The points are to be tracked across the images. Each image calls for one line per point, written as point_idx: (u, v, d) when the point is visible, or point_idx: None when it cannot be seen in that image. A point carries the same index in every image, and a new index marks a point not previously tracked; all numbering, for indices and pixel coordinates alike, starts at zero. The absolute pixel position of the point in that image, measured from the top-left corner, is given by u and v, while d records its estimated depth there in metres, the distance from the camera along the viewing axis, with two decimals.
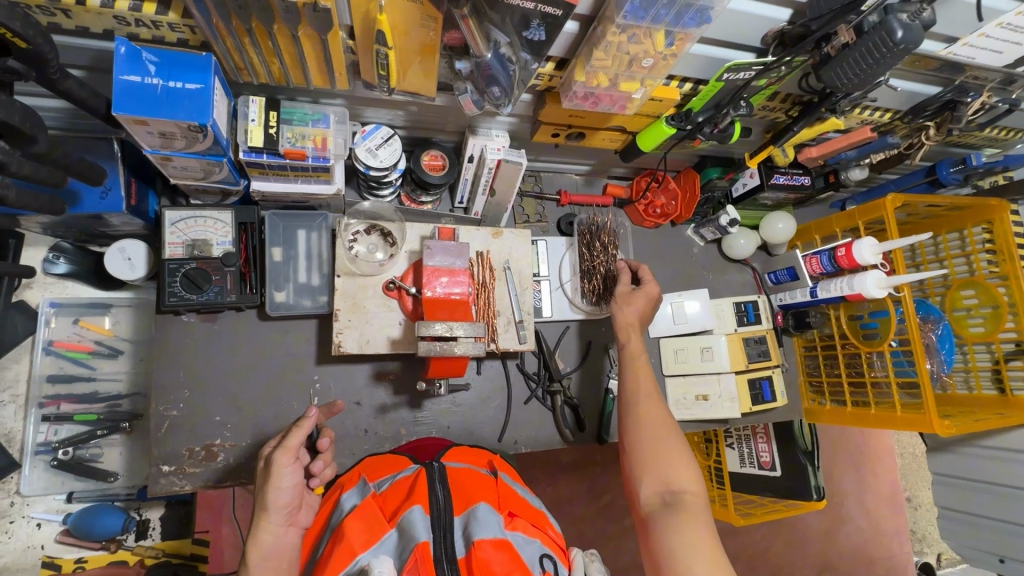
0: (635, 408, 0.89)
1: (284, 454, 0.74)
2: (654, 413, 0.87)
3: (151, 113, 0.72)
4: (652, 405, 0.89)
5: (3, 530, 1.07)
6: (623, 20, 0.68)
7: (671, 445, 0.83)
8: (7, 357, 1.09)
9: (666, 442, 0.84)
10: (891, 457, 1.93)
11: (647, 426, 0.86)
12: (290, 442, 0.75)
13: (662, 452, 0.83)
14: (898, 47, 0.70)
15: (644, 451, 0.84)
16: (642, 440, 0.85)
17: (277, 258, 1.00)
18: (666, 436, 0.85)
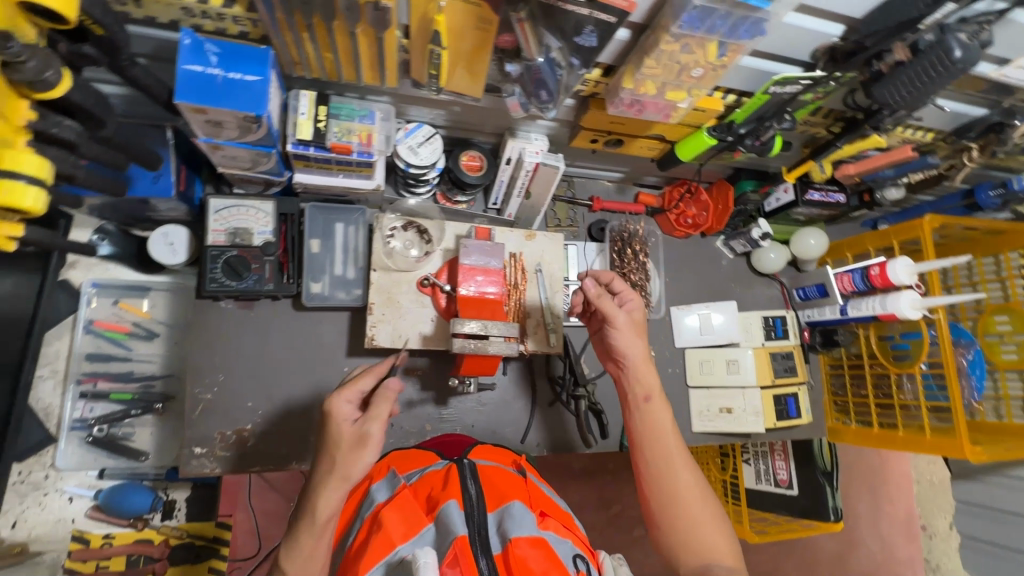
0: (667, 472, 0.81)
1: (378, 428, 0.70)
2: (688, 479, 0.81)
3: (211, 102, 0.74)
4: (683, 463, 0.83)
5: (38, 501, 1.09)
6: (679, 29, 0.69)
7: (710, 512, 0.79)
8: (48, 333, 1.11)
9: (706, 509, 0.79)
10: (908, 485, 1.85)
11: (682, 494, 0.80)
12: (382, 416, 0.71)
13: (701, 525, 0.78)
14: (956, 66, 0.71)
15: (684, 523, 0.78)
16: (677, 507, 0.79)
17: (315, 249, 1.02)
18: (703, 503, 0.80)
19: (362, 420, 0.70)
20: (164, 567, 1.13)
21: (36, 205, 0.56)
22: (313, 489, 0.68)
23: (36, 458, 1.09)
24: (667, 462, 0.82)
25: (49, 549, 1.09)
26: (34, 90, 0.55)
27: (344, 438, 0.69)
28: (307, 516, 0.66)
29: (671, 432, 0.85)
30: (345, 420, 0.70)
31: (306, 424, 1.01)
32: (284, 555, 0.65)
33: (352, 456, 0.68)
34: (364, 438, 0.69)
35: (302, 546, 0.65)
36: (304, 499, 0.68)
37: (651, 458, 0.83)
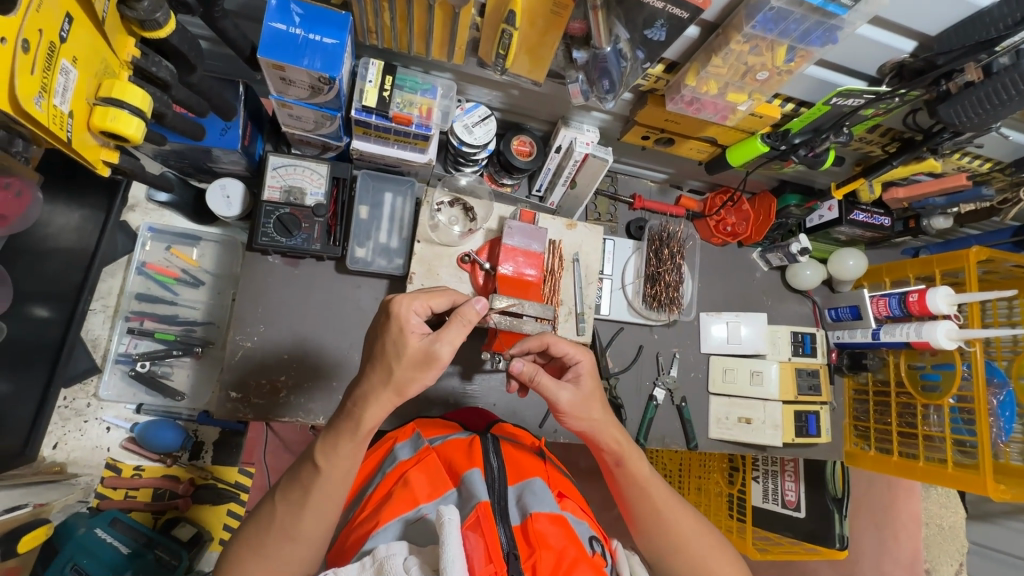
0: (658, 522, 0.78)
1: (448, 350, 0.67)
2: (683, 523, 0.78)
3: (290, 60, 0.78)
4: (675, 507, 0.79)
5: (78, 427, 1.17)
6: (751, 29, 0.71)
7: (709, 542, 0.79)
8: (105, 270, 1.21)
9: (705, 544, 0.78)
10: (916, 526, 1.78)
11: (678, 538, 0.78)
12: (452, 339, 0.68)
13: (708, 560, 0.77)
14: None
15: (684, 563, 0.77)
16: (679, 551, 0.77)
17: (362, 215, 1.06)
18: (700, 539, 0.78)
19: (430, 338, 0.67)
20: (186, 504, 1.17)
21: (137, 133, 0.67)
22: (363, 398, 0.67)
23: (81, 386, 1.18)
24: (656, 514, 0.78)
25: (86, 473, 1.16)
26: (142, 28, 0.66)
27: (409, 352, 0.67)
28: (352, 420, 0.67)
29: (652, 483, 0.80)
30: (413, 335, 0.68)
31: (335, 382, 1.04)
32: (320, 453, 0.67)
33: (412, 377, 0.67)
34: (430, 358, 0.67)
35: (339, 452, 0.66)
36: (353, 405, 0.68)
37: (638, 515, 0.80)
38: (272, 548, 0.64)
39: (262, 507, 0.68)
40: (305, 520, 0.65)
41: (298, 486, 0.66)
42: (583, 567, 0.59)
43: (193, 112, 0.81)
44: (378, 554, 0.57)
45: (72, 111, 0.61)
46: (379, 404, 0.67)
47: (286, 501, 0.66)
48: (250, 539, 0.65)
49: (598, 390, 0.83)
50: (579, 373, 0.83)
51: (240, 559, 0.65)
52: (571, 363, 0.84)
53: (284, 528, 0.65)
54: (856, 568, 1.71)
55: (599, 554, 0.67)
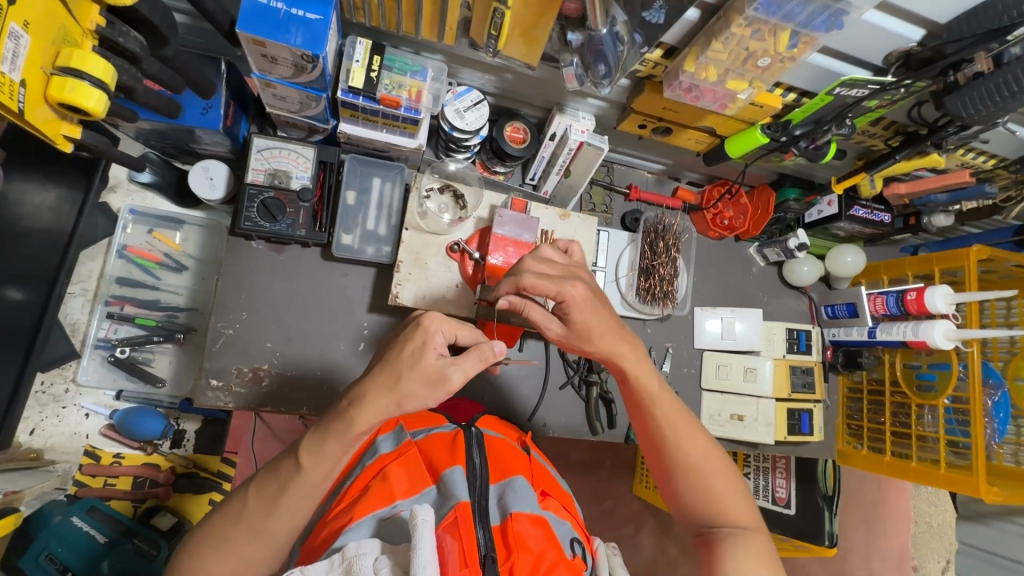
0: (666, 444, 0.75)
1: (460, 378, 0.62)
2: (691, 445, 0.75)
3: (271, 35, 0.74)
4: (685, 427, 0.76)
5: (56, 413, 1.15)
6: (753, 12, 0.68)
7: (720, 473, 0.75)
8: (84, 253, 1.18)
9: (713, 468, 0.74)
10: (905, 524, 1.78)
11: (687, 461, 0.74)
12: (468, 368, 0.63)
13: (716, 486, 0.74)
14: None
15: (688, 484, 0.74)
16: (685, 473, 0.74)
17: (349, 201, 1.03)
18: (708, 463, 0.75)
19: (448, 361, 0.62)
20: (167, 493, 1.15)
21: (97, 106, 0.64)
22: (361, 398, 0.61)
23: (59, 371, 1.16)
24: (664, 436, 0.75)
25: (63, 460, 1.14)
26: None
27: (422, 365, 0.61)
28: (343, 420, 0.62)
29: (663, 402, 0.76)
30: (432, 351, 0.62)
31: (320, 372, 1.02)
32: (305, 448, 0.63)
33: (419, 390, 0.61)
34: (440, 379, 0.61)
35: (325, 451, 0.62)
36: (347, 403, 0.62)
37: (646, 433, 0.77)
38: (235, 544, 0.62)
39: (234, 496, 0.66)
40: (273, 521, 0.63)
41: (273, 483, 0.63)
42: (561, 572, 0.57)
43: (168, 88, 0.78)
44: (348, 552, 0.55)
45: (25, 80, 0.59)
46: (378, 409, 0.61)
47: (259, 496, 0.64)
48: (213, 530, 0.63)
49: (598, 315, 0.73)
50: (564, 309, 0.72)
51: (202, 550, 0.63)
52: (557, 299, 0.71)
53: (251, 524, 0.63)
54: (844, 565, 1.71)
55: (579, 557, 0.65)
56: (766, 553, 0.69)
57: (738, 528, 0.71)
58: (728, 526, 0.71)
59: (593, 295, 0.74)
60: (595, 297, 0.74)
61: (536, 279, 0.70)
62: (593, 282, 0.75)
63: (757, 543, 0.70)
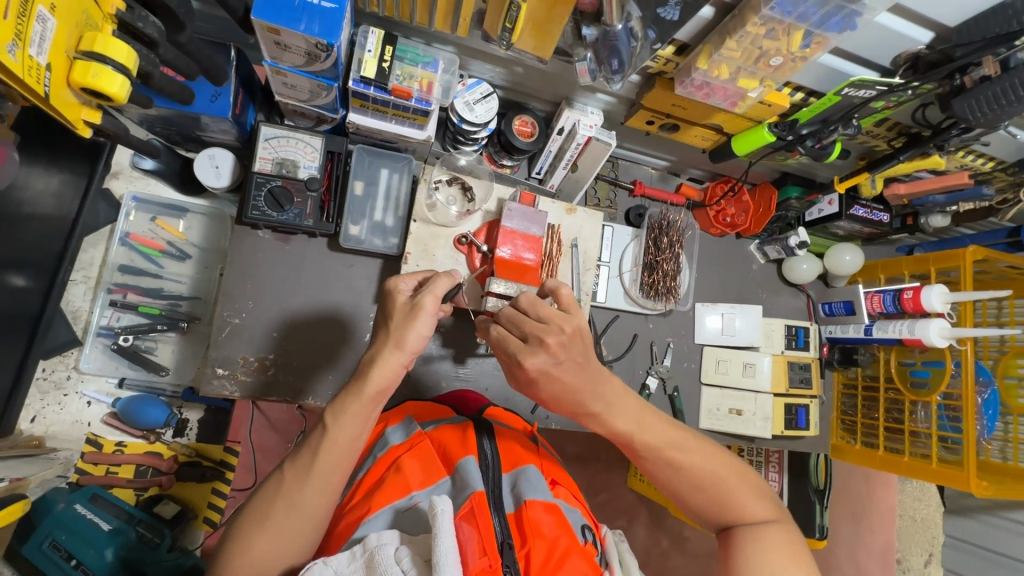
0: (665, 474, 0.74)
1: (431, 300, 0.67)
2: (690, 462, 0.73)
3: (286, 23, 0.74)
4: (680, 448, 0.74)
5: (57, 400, 1.14)
6: (769, 11, 0.69)
7: (724, 477, 0.74)
8: (86, 239, 1.18)
9: (718, 474, 0.74)
10: (890, 518, 1.82)
11: (691, 478, 0.74)
12: (437, 290, 0.68)
13: (725, 488, 0.73)
14: None
15: (698, 496, 0.74)
16: (691, 484, 0.74)
17: (357, 191, 1.02)
18: (713, 471, 0.74)
19: (416, 295, 0.69)
20: (170, 482, 1.16)
21: (121, 92, 0.64)
22: (371, 356, 0.66)
23: (61, 358, 1.15)
24: (662, 468, 0.74)
25: (65, 447, 1.14)
26: None
27: (393, 306, 0.69)
28: (359, 377, 0.66)
29: (650, 430, 0.74)
30: (401, 294, 0.70)
31: (325, 362, 1.02)
32: (329, 414, 0.65)
33: (407, 326, 0.66)
34: (415, 308, 0.67)
35: (348, 413, 0.65)
36: (361, 368, 0.67)
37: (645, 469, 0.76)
38: (275, 520, 0.62)
39: (270, 477, 0.66)
40: (310, 488, 0.63)
41: (306, 453, 0.65)
42: (574, 559, 0.59)
43: (182, 74, 0.78)
44: (368, 543, 0.56)
45: (50, 64, 0.59)
46: (392, 364, 0.65)
47: (294, 467, 0.64)
48: (255, 512, 0.63)
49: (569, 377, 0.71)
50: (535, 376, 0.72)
51: (244, 533, 0.62)
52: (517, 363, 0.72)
53: (288, 497, 0.63)
54: (831, 558, 1.75)
55: (590, 543, 0.66)
56: (788, 538, 0.70)
57: (757, 522, 0.72)
58: (746, 525, 0.72)
59: (558, 361, 0.70)
60: (560, 365, 0.70)
61: (500, 331, 0.74)
62: (561, 348, 0.69)
63: (776, 532, 0.70)
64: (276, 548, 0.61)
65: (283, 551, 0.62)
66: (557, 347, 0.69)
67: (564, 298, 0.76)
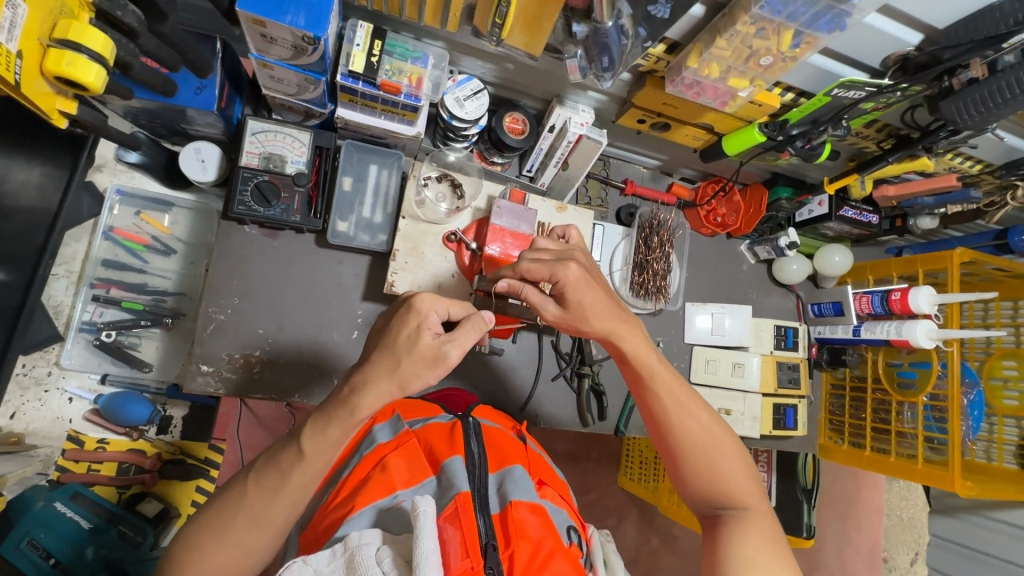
0: (672, 422, 0.74)
1: (457, 354, 0.63)
2: (697, 426, 0.74)
3: (272, 15, 0.73)
4: (692, 408, 0.75)
5: (37, 397, 1.12)
6: (759, 10, 0.68)
7: (723, 453, 0.74)
8: (69, 233, 1.15)
9: (721, 450, 0.74)
10: (876, 516, 1.84)
11: (692, 444, 0.74)
12: (463, 344, 0.64)
13: (724, 466, 0.73)
14: (1017, 98, 0.73)
15: (695, 467, 0.73)
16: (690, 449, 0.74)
17: (346, 187, 1.01)
18: (716, 445, 0.74)
19: (444, 339, 0.63)
20: (153, 480, 1.14)
21: (96, 82, 0.63)
22: (364, 383, 0.62)
23: (42, 354, 1.13)
24: (667, 413, 0.74)
25: (45, 445, 1.12)
26: None
27: (419, 349, 0.62)
28: (347, 407, 0.62)
29: (669, 380, 0.75)
30: (428, 332, 0.63)
31: (313, 360, 1.01)
32: (306, 436, 0.63)
33: (422, 372, 0.62)
34: (439, 359, 0.63)
35: (328, 435, 0.62)
36: (348, 387, 0.63)
37: (651, 411, 0.76)
38: (237, 531, 0.61)
39: (235, 482, 0.64)
40: (276, 506, 0.62)
41: (276, 470, 0.63)
42: (558, 561, 0.59)
43: (164, 65, 0.76)
44: (349, 543, 0.55)
45: (21, 52, 0.58)
46: (382, 393, 0.62)
47: (259, 483, 0.63)
48: (213, 521, 0.62)
49: (594, 294, 0.74)
50: (560, 290, 0.74)
51: (205, 540, 0.61)
52: (552, 281, 0.74)
53: (252, 512, 0.62)
54: (818, 556, 1.76)
55: (575, 545, 0.66)
56: (770, 531, 0.69)
57: (743, 508, 0.71)
58: (734, 507, 0.71)
59: (587, 277, 0.75)
60: (582, 282, 0.74)
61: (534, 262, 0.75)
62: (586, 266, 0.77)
63: (761, 522, 0.70)
64: (233, 558, 0.62)
65: (242, 560, 0.62)
66: (578, 268, 0.74)
67: (572, 237, 0.91)
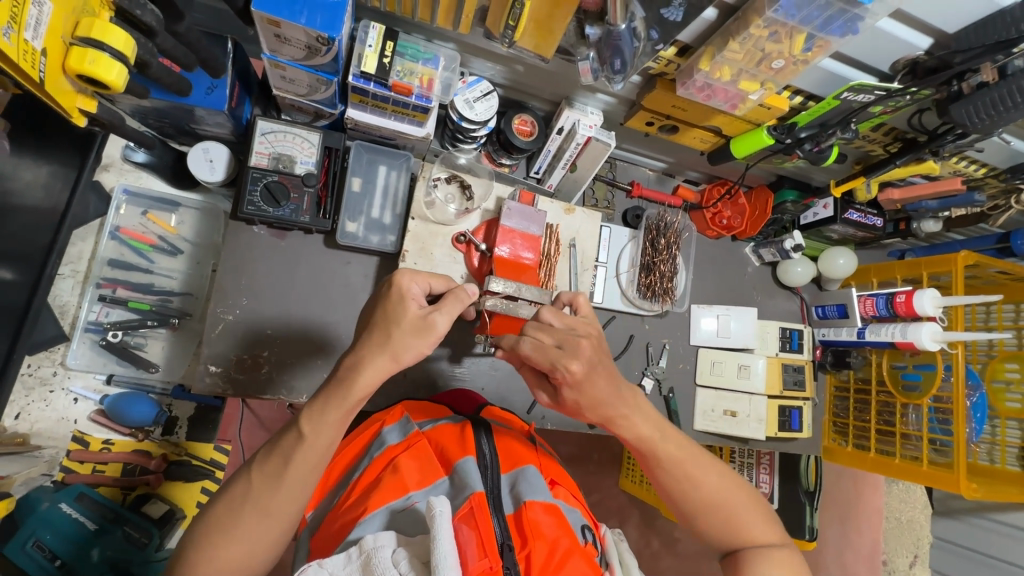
0: (683, 482, 0.73)
1: (445, 322, 0.67)
2: (705, 481, 0.73)
3: (286, 15, 0.73)
4: (697, 463, 0.73)
5: (42, 397, 1.12)
6: (773, 14, 0.69)
7: (733, 495, 0.73)
8: (76, 232, 1.16)
9: (732, 495, 0.73)
10: (876, 519, 1.84)
11: (705, 498, 0.73)
12: (450, 311, 0.68)
13: (739, 510, 0.73)
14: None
15: (714, 520, 0.73)
16: (705, 503, 0.73)
17: (355, 188, 1.01)
18: (726, 493, 0.73)
19: (429, 309, 0.67)
20: (158, 481, 1.13)
21: (118, 80, 0.63)
22: (358, 361, 0.64)
23: (47, 354, 1.12)
24: (678, 477, 0.72)
25: (50, 445, 1.11)
26: None
27: (407, 318, 0.66)
28: (343, 384, 0.64)
29: (671, 441, 0.73)
30: (413, 302, 0.68)
31: (321, 360, 1.00)
32: (305, 419, 0.64)
33: (412, 340, 0.65)
34: (427, 326, 0.67)
35: (326, 418, 0.63)
36: (343, 368, 0.65)
37: (660, 476, 0.74)
38: (244, 523, 0.60)
39: (236, 475, 0.64)
40: (281, 496, 0.62)
41: (277, 457, 0.63)
42: (575, 560, 0.59)
43: (179, 65, 0.77)
44: (365, 545, 0.55)
45: (45, 49, 0.59)
46: (378, 368, 0.65)
47: (262, 473, 0.62)
48: (218, 517, 0.61)
49: (598, 379, 0.70)
50: (561, 381, 0.70)
51: (208, 540, 0.60)
52: (553, 371, 0.70)
53: (258, 503, 0.61)
54: (820, 559, 1.76)
55: (590, 544, 0.66)
56: (791, 560, 0.71)
57: (762, 545, 0.72)
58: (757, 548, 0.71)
59: (593, 365, 0.69)
60: (596, 369, 0.69)
61: (534, 343, 0.71)
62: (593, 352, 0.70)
63: (783, 556, 0.71)
64: (243, 556, 0.60)
65: (253, 555, 0.61)
66: (590, 349, 0.70)
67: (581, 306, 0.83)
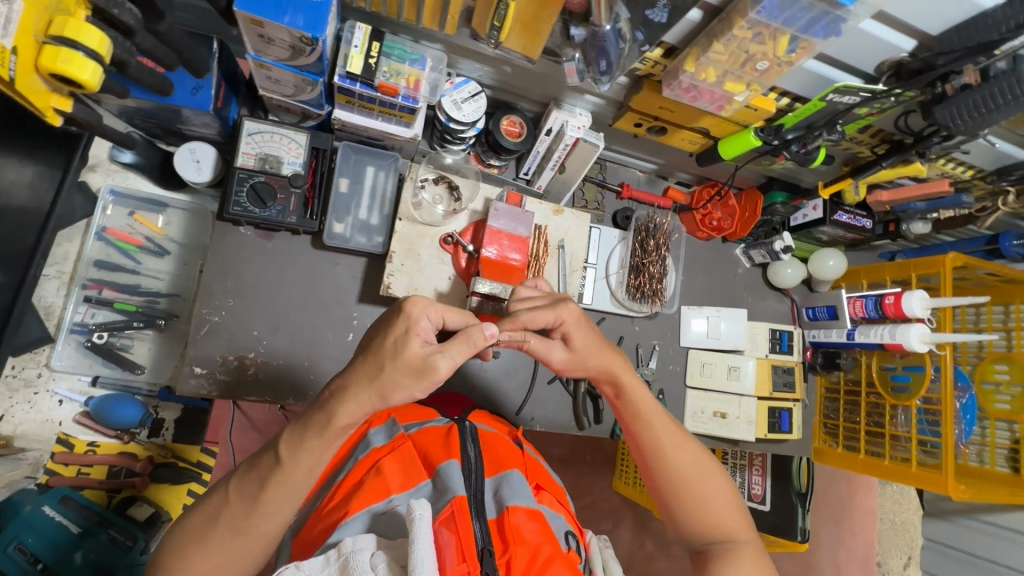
0: (662, 457, 0.75)
1: (447, 366, 0.60)
2: (683, 459, 0.75)
3: (269, 15, 0.73)
4: (678, 440, 0.76)
5: (27, 399, 1.11)
6: (757, 15, 0.69)
7: (712, 482, 0.75)
8: (61, 233, 1.15)
9: (708, 481, 0.75)
10: (869, 521, 1.84)
11: (679, 478, 0.74)
12: (455, 355, 0.61)
13: (712, 497, 0.74)
14: (1009, 104, 0.74)
15: (685, 501, 0.74)
16: (679, 481, 0.74)
17: (342, 189, 1.01)
18: (703, 476, 0.75)
19: (433, 349, 0.61)
20: (144, 483, 1.12)
21: (92, 79, 0.64)
22: (344, 387, 0.61)
23: (32, 355, 1.12)
24: (657, 447, 0.75)
25: (34, 447, 1.11)
26: None
27: (406, 356, 0.60)
28: (324, 414, 0.61)
29: (656, 415, 0.77)
30: (416, 339, 0.61)
31: (308, 361, 1.00)
32: (285, 444, 0.62)
33: (405, 381, 0.60)
34: (426, 368, 0.60)
35: (305, 448, 0.61)
36: (327, 392, 0.63)
37: (641, 446, 0.77)
38: (220, 538, 0.61)
39: (214, 487, 0.65)
40: (257, 518, 0.61)
41: (255, 478, 0.62)
42: (557, 565, 0.58)
43: (162, 64, 0.76)
44: (343, 549, 0.54)
45: (16, 48, 0.59)
46: (362, 403, 0.61)
47: (240, 491, 0.62)
48: (195, 527, 0.62)
49: (592, 332, 0.78)
50: (564, 333, 0.77)
51: (186, 549, 0.61)
52: (554, 326, 0.76)
53: (234, 519, 0.61)
54: (812, 561, 1.76)
55: (573, 550, 0.66)
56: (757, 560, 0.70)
57: (729, 539, 0.72)
58: (725, 541, 0.72)
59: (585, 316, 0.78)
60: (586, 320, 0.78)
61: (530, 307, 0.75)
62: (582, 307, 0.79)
63: (749, 553, 0.70)
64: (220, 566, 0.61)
65: (229, 566, 0.62)
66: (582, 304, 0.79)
67: None
